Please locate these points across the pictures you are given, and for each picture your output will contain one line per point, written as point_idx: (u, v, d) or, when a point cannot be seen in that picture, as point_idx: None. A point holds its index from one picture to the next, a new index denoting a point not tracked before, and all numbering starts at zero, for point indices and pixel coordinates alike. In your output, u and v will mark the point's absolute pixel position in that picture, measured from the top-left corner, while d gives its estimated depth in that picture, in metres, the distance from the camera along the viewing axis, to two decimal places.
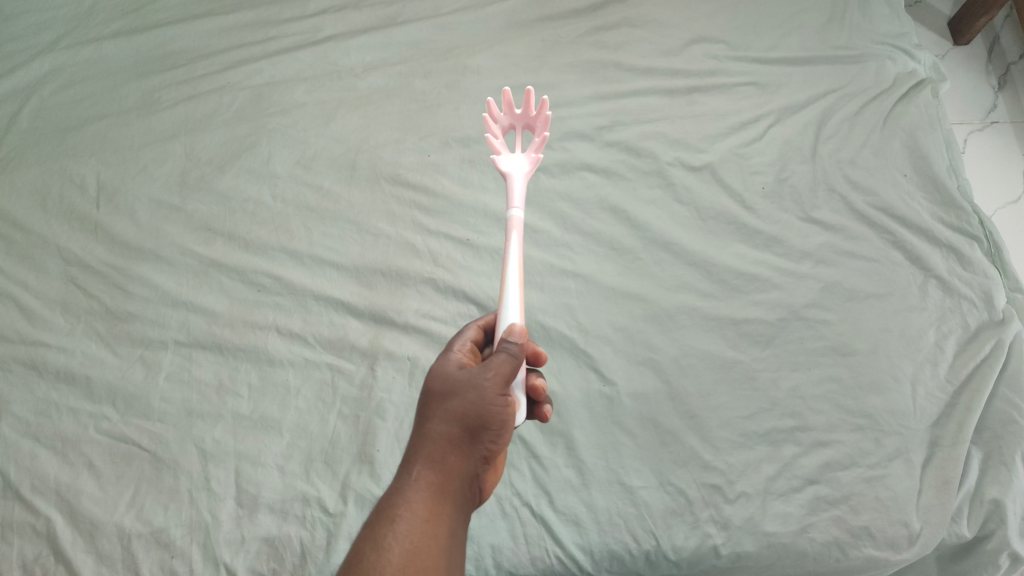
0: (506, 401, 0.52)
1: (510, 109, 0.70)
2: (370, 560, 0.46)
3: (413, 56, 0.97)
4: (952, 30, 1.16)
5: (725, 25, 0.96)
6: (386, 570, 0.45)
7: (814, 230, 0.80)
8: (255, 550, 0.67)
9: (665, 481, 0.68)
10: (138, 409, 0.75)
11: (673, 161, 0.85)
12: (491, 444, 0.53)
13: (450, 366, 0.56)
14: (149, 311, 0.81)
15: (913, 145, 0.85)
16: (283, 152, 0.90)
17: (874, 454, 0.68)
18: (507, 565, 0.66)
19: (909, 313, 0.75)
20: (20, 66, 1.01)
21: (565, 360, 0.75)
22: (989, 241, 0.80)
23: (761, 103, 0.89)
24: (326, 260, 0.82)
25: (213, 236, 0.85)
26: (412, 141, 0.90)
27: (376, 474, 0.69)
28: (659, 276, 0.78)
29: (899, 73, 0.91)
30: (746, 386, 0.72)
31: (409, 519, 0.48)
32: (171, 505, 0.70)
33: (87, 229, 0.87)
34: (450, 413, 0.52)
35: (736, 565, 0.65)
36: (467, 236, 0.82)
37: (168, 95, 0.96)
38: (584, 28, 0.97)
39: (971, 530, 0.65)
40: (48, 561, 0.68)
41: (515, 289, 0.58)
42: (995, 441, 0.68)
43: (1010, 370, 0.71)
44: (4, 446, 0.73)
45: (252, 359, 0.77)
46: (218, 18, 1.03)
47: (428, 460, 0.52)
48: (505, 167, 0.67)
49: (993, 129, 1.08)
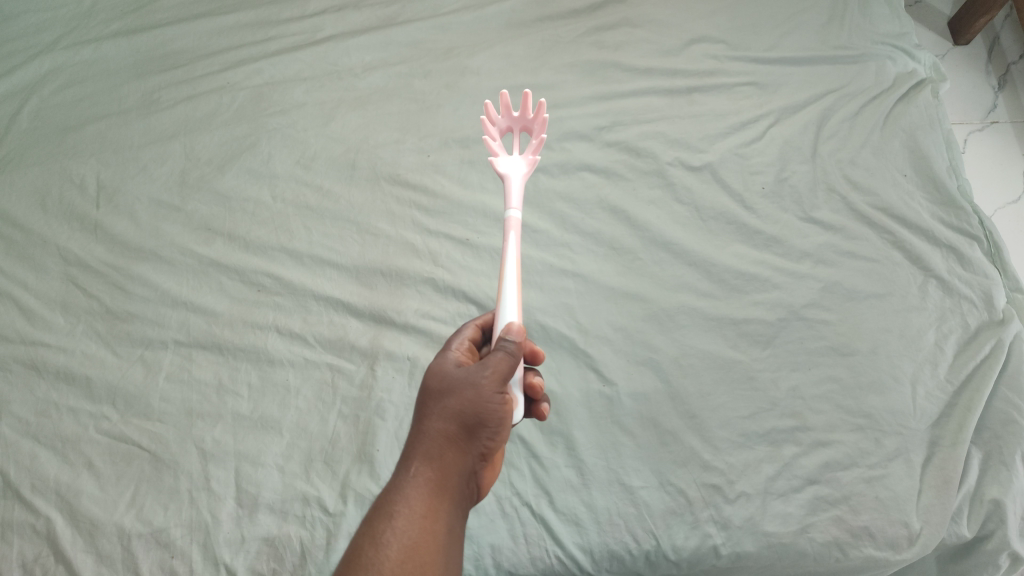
0: (503, 398, 0.52)
1: (507, 112, 0.70)
2: (368, 557, 0.46)
3: (413, 57, 0.97)
4: (952, 30, 1.16)
5: (725, 25, 0.96)
6: (384, 566, 0.45)
7: (813, 230, 0.80)
8: (255, 550, 0.67)
9: (665, 481, 0.68)
10: (138, 409, 0.75)
11: (673, 161, 0.85)
12: (489, 441, 0.53)
13: (447, 364, 0.56)
14: (149, 311, 0.81)
15: (913, 146, 0.85)
16: (282, 152, 0.90)
17: (874, 454, 0.68)
18: (506, 565, 0.66)
19: (909, 313, 0.75)
20: (19, 66, 1.01)
21: (565, 360, 0.74)
22: (989, 241, 0.80)
23: (760, 103, 0.89)
24: (326, 260, 0.82)
25: (213, 236, 0.85)
26: (412, 141, 0.90)
27: (376, 474, 0.69)
28: (659, 276, 0.78)
29: (899, 73, 0.91)
30: (746, 386, 0.72)
31: (407, 516, 0.48)
32: (172, 505, 0.70)
33: (87, 228, 0.87)
34: (448, 410, 0.52)
35: (736, 565, 0.65)
36: (467, 236, 0.82)
37: (168, 95, 0.96)
38: (584, 28, 0.97)
39: (972, 530, 0.65)
40: (48, 561, 0.68)
41: (513, 288, 0.58)
42: (995, 441, 0.68)
43: (1010, 370, 0.71)
44: (4, 446, 0.73)
45: (252, 359, 0.77)
46: (217, 18, 1.03)
47: (426, 457, 0.51)
48: (502, 169, 0.66)
49: (993, 129, 1.08)
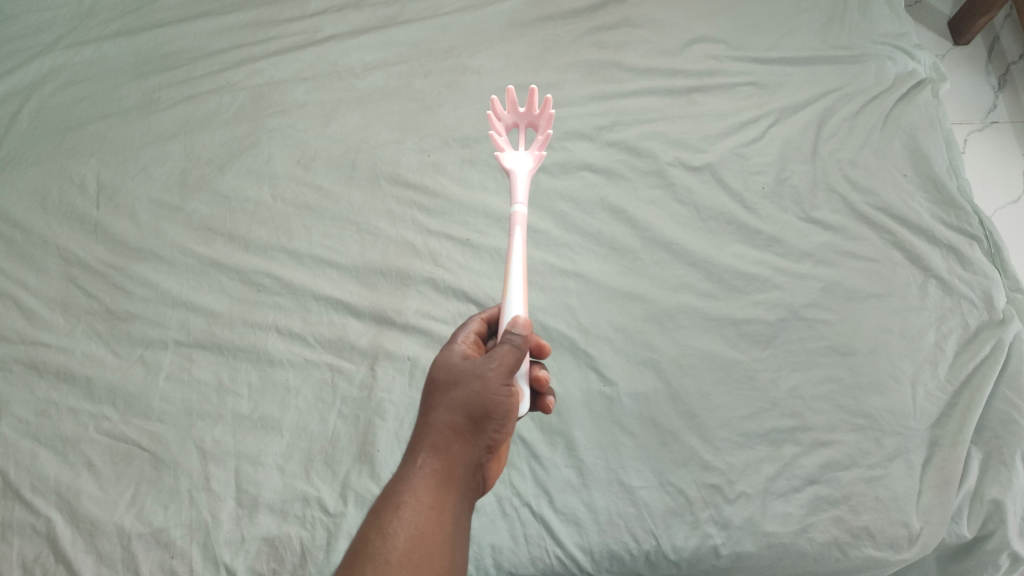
0: (509, 391, 0.52)
1: (514, 108, 0.70)
2: (375, 546, 0.46)
3: (413, 56, 0.97)
4: (952, 30, 1.16)
5: (725, 25, 0.96)
6: (392, 555, 0.45)
7: (813, 230, 0.80)
8: (255, 550, 0.67)
9: (665, 481, 0.68)
10: (138, 409, 0.75)
11: (673, 161, 0.85)
12: (495, 433, 0.53)
13: (454, 357, 0.56)
14: (149, 311, 0.81)
15: (913, 145, 0.85)
16: (283, 152, 0.90)
17: (875, 454, 0.68)
18: (506, 565, 0.66)
19: (909, 313, 0.75)
20: (19, 66, 1.01)
21: (566, 361, 0.74)
22: (989, 240, 0.80)
23: (760, 103, 0.89)
24: (327, 260, 0.82)
25: (213, 236, 0.85)
26: (412, 141, 0.90)
27: (376, 474, 0.69)
28: (659, 276, 0.78)
29: (899, 73, 0.91)
30: (746, 386, 0.72)
31: (414, 506, 0.48)
32: (172, 505, 0.70)
33: (87, 228, 0.87)
34: (455, 402, 0.52)
35: (736, 565, 0.65)
36: (467, 236, 0.82)
37: (168, 95, 0.96)
38: (584, 28, 0.97)
39: (972, 530, 0.65)
40: (48, 561, 0.68)
41: (519, 282, 0.58)
42: (995, 441, 0.68)
43: (1010, 370, 0.71)
44: (4, 446, 0.73)
45: (252, 359, 0.77)
46: (217, 18, 1.03)
47: (433, 448, 0.51)
48: (508, 164, 0.67)
49: (993, 129, 1.08)
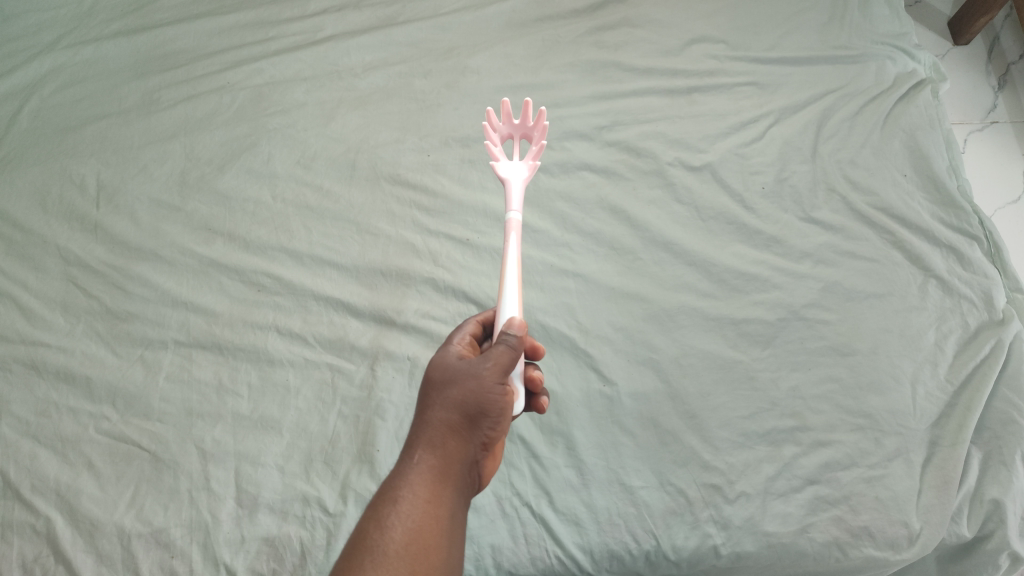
0: (504, 389, 0.52)
1: (509, 119, 0.69)
2: (373, 538, 0.46)
3: (413, 56, 0.97)
4: (952, 30, 1.16)
5: (725, 25, 0.96)
6: (390, 547, 0.45)
7: (813, 230, 0.80)
8: (256, 550, 0.67)
9: (665, 481, 0.68)
10: (138, 409, 0.75)
11: (672, 161, 0.85)
12: (490, 430, 0.53)
13: (450, 356, 0.56)
14: (149, 311, 0.81)
15: (913, 145, 0.85)
16: (282, 151, 0.90)
17: (875, 454, 0.68)
18: (506, 565, 0.66)
19: (909, 313, 0.75)
20: (19, 66, 1.01)
21: (565, 361, 0.74)
22: (988, 240, 0.80)
23: (760, 103, 0.89)
24: (327, 260, 0.82)
25: (212, 236, 0.85)
26: (412, 141, 0.90)
27: (376, 474, 0.70)
28: (659, 276, 0.78)
29: (898, 74, 0.91)
30: (746, 386, 0.72)
31: (412, 500, 0.48)
32: (172, 505, 0.70)
33: (87, 228, 0.87)
34: (450, 400, 0.52)
35: (736, 565, 0.65)
36: (467, 236, 0.82)
37: (168, 95, 0.96)
38: (584, 28, 0.97)
39: (972, 530, 0.65)
40: (48, 561, 0.68)
41: (514, 284, 0.58)
42: (995, 441, 0.68)
43: (1010, 370, 0.71)
44: (4, 446, 0.73)
45: (252, 359, 0.77)
46: (216, 18, 1.03)
47: (429, 445, 0.51)
48: (502, 173, 0.66)
49: (993, 129, 1.08)
